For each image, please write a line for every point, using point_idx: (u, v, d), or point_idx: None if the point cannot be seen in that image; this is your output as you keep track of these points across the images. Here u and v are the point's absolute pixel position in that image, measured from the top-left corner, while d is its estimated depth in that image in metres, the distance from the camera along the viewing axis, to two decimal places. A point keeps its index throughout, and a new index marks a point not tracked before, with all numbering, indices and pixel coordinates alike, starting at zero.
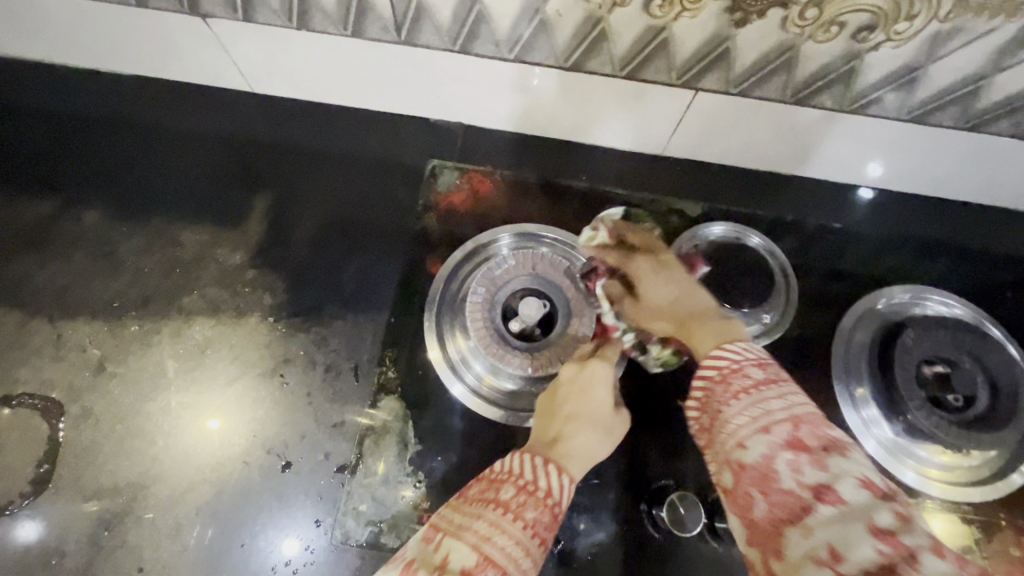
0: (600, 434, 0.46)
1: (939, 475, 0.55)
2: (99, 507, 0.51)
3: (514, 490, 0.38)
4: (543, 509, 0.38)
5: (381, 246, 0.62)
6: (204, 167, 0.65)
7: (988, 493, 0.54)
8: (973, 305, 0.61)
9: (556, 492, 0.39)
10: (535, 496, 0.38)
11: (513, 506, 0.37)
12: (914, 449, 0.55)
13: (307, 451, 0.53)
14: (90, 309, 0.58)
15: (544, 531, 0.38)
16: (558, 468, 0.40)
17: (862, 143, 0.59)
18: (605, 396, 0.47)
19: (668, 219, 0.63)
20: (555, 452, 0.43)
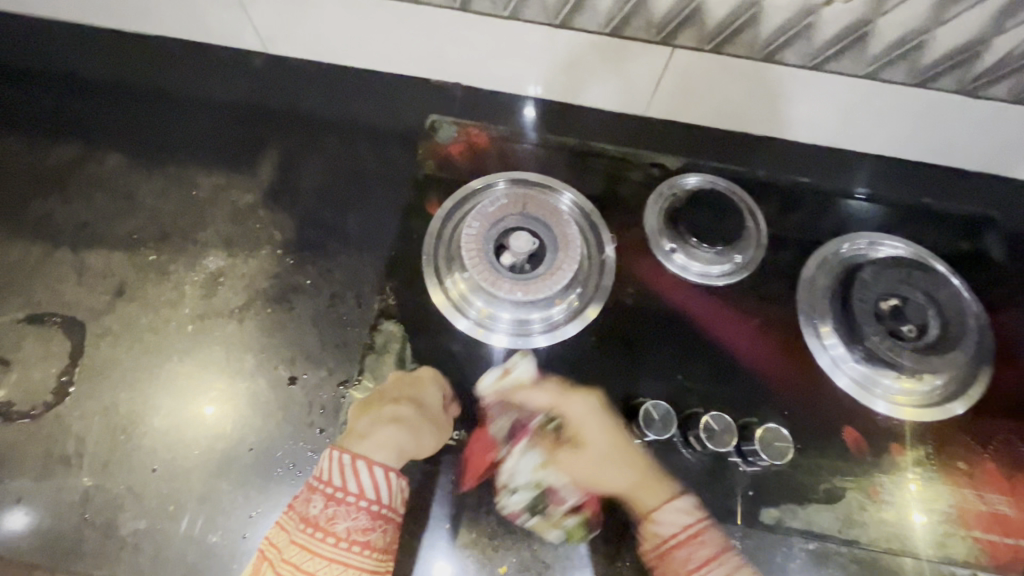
0: (415, 414, 0.54)
1: (904, 400, 0.59)
2: (117, 416, 0.55)
3: (322, 502, 0.47)
4: (356, 513, 0.47)
5: (384, 190, 0.67)
6: (220, 119, 0.70)
7: (949, 412, 0.59)
8: (926, 246, 0.67)
9: (367, 491, 0.48)
10: (344, 503, 0.47)
11: (322, 522, 0.46)
12: (881, 379, 0.59)
13: (312, 367, 0.57)
14: (110, 240, 0.62)
15: (359, 535, 0.47)
16: (365, 467, 0.49)
17: (826, 102, 0.64)
18: (431, 396, 0.56)
19: (649, 171, 0.68)
20: (364, 446, 0.51)
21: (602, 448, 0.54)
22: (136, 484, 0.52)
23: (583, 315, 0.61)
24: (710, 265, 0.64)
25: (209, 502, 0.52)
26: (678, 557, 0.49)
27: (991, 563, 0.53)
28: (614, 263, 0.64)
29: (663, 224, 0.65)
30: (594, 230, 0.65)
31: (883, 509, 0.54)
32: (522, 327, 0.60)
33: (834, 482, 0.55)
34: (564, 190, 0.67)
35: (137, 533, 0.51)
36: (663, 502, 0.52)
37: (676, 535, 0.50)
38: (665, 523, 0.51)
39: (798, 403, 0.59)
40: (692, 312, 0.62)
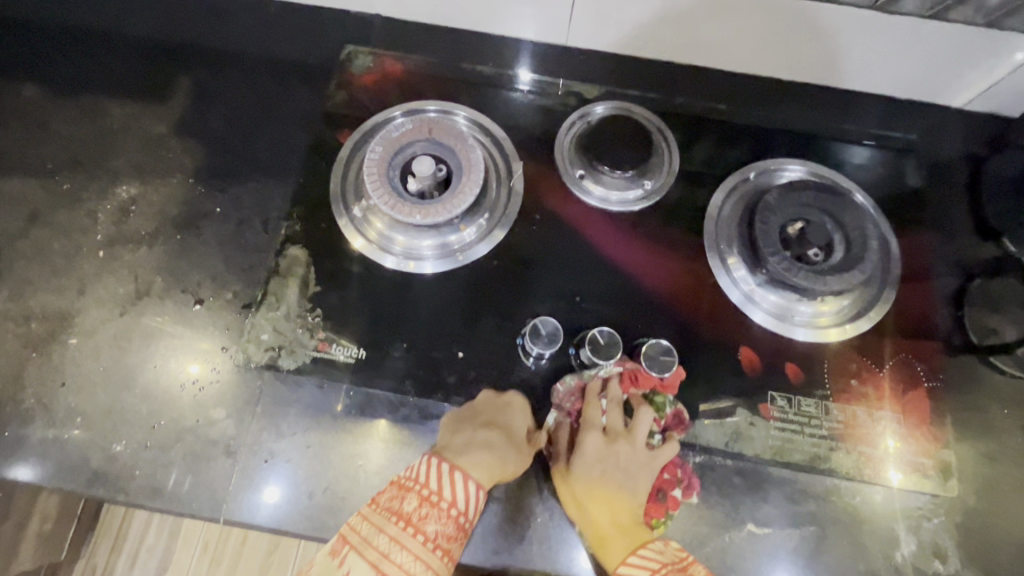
0: (503, 441, 0.53)
1: (825, 320, 0.60)
2: (27, 334, 0.57)
3: (417, 501, 0.49)
4: (446, 519, 0.49)
5: (297, 119, 0.66)
6: (131, 47, 0.69)
7: (858, 325, 0.60)
8: (822, 164, 0.67)
9: (459, 502, 0.49)
10: (436, 508, 0.49)
11: (414, 519, 0.48)
12: (796, 307, 0.60)
13: (217, 291, 0.59)
14: (24, 169, 0.63)
15: (444, 540, 0.48)
16: (461, 479, 0.49)
17: (739, 23, 0.64)
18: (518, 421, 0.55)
19: (564, 101, 0.68)
20: (463, 459, 0.51)
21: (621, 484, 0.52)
22: (46, 398, 0.55)
23: (492, 236, 0.62)
24: (620, 191, 0.63)
25: (113, 414, 0.54)
26: None
27: (872, 475, 0.54)
28: (522, 191, 0.64)
29: (574, 151, 0.64)
30: (505, 159, 0.65)
31: (773, 426, 0.55)
32: (444, 248, 0.61)
33: (724, 398, 0.56)
34: (456, 109, 0.67)
35: (47, 443, 0.53)
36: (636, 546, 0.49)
37: None
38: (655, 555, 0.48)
39: (700, 325, 0.59)
40: (596, 239, 0.62)
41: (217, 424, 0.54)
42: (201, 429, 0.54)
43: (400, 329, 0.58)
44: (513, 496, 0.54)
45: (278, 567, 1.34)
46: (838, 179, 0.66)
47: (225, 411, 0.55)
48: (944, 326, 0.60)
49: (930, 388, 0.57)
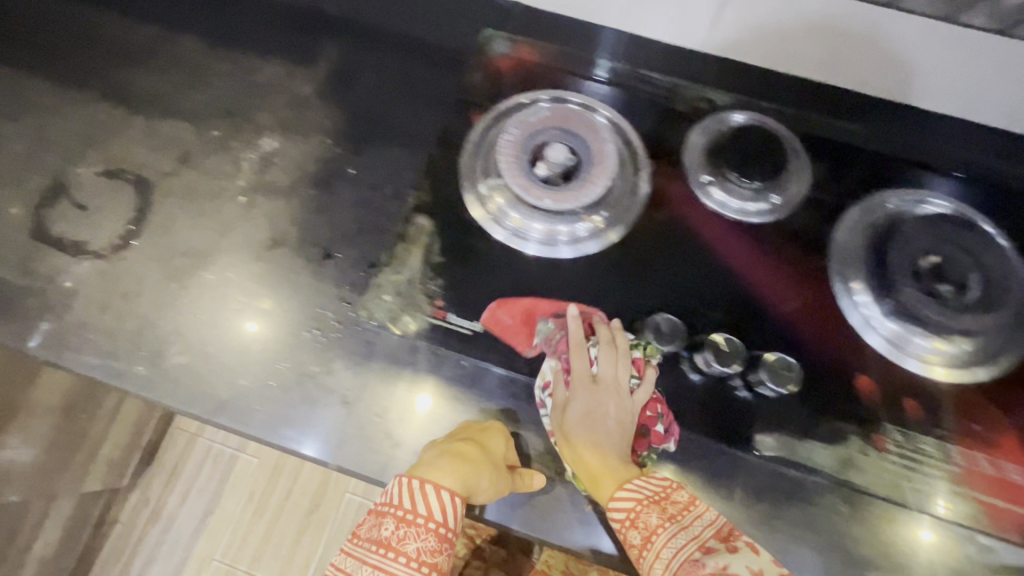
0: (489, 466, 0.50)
1: (942, 361, 0.57)
2: (170, 266, 0.60)
3: (393, 523, 0.49)
4: (427, 534, 0.49)
5: (432, 95, 0.68)
6: (284, 12, 0.72)
7: (979, 373, 0.57)
8: (966, 204, 0.64)
9: (437, 514, 0.49)
10: (413, 525, 0.49)
11: (393, 543, 0.48)
12: (913, 338, 0.58)
13: (345, 248, 0.61)
14: (180, 112, 0.67)
15: (427, 556, 0.48)
16: (433, 491, 0.49)
17: (896, 46, 0.61)
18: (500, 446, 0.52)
19: (696, 106, 0.68)
20: (434, 473, 0.50)
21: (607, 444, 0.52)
22: (183, 325, 0.58)
23: (606, 238, 0.62)
24: (746, 202, 0.63)
25: (241, 351, 0.57)
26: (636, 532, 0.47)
27: (987, 525, 0.52)
28: (649, 193, 0.64)
29: (704, 157, 0.64)
30: (633, 156, 0.65)
31: (887, 459, 0.54)
32: (551, 237, 0.61)
33: (836, 423, 0.55)
34: (600, 108, 0.67)
35: (181, 367, 0.57)
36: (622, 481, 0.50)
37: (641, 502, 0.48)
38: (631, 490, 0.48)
39: (816, 347, 0.58)
40: (715, 247, 0.62)
41: (336, 373, 0.57)
42: (321, 377, 0.57)
43: (516, 310, 0.59)
44: None
45: (316, 527, 1.39)
46: (983, 222, 0.63)
47: (346, 364, 0.57)
48: None
49: None
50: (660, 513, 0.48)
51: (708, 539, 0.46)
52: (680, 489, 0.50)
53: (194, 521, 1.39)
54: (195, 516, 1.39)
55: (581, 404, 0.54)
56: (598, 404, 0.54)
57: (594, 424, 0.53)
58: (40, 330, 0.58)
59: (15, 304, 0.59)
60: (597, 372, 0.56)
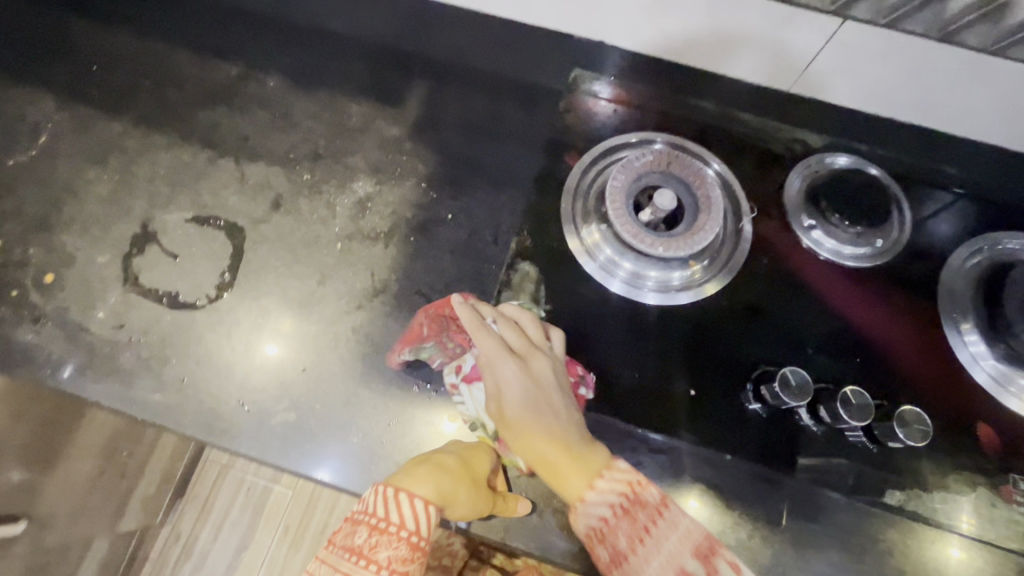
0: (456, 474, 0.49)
1: None
2: (268, 316, 0.59)
3: (367, 531, 0.46)
4: (399, 543, 0.46)
5: (524, 136, 0.68)
6: (368, 53, 0.72)
7: None
8: None
9: (409, 522, 0.47)
10: (386, 533, 0.46)
11: (365, 551, 0.46)
12: (1017, 377, 0.58)
13: (449, 296, 0.60)
14: (270, 156, 0.65)
15: (398, 564, 0.46)
16: (407, 498, 0.47)
17: (993, 93, 0.61)
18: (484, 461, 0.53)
19: (789, 147, 0.68)
20: (421, 483, 0.48)
21: (564, 428, 0.50)
22: (286, 380, 0.56)
23: (700, 292, 0.61)
24: (847, 245, 0.62)
25: (349, 406, 0.55)
26: (626, 525, 0.45)
27: None
28: (750, 238, 0.64)
29: (804, 199, 0.64)
30: (734, 200, 0.65)
31: (1016, 510, 0.53)
32: (636, 279, 0.61)
33: (961, 473, 0.55)
34: (711, 158, 0.67)
35: (286, 424, 0.55)
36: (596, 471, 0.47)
37: (624, 497, 0.46)
38: (615, 477, 0.47)
39: (933, 393, 0.58)
40: (821, 289, 0.62)
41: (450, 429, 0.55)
42: (433, 433, 0.55)
43: (627, 360, 0.58)
44: (743, 544, 0.52)
45: None
46: None
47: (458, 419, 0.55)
48: None
49: None
50: (629, 527, 0.44)
51: (685, 559, 0.43)
52: (649, 487, 0.47)
53: (227, 557, 1.34)
54: (229, 553, 1.34)
55: (519, 384, 0.52)
56: (532, 374, 0.52)
57: (534, 400, 0.51)
58: (135, 387, 0.56)
59: (108, 359, 0.57)
60: (510, 342, 0.54)
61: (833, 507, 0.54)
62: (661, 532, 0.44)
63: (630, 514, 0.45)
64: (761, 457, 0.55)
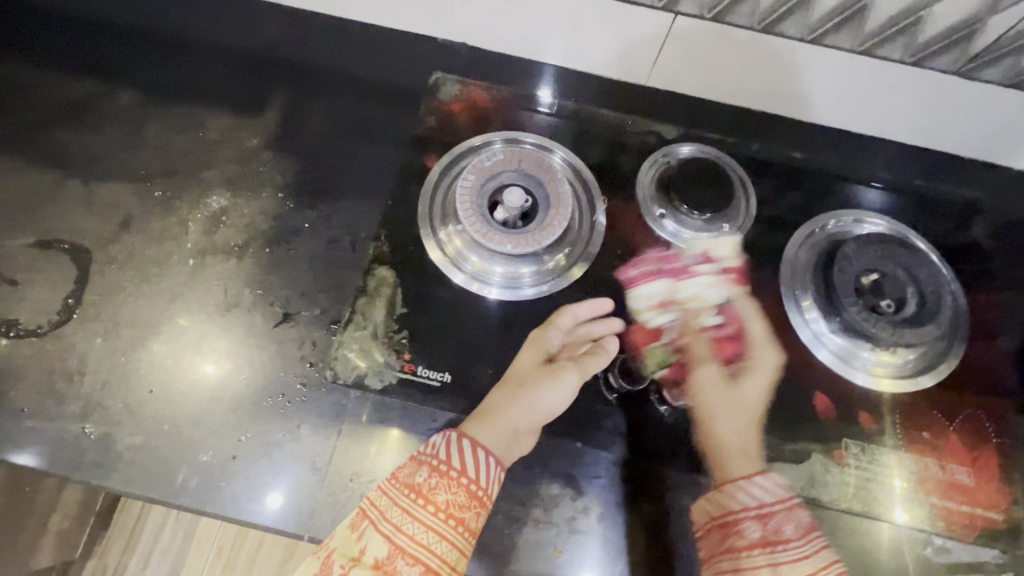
0: (552, 390, 0.55)
1: (884, 372, 0.61)
2: (117, 338, 0.57)
3: (428, 472, 0.47)
4: (456, 488, 0.47)
5: (386, 141, 0.68)
6: (227, 63, 0.70)
7: (914, 385, 0.61)
8: (902, 223, 0.69)
9: (469, 470, 0.48)
10: (446, 477, 0.47)
11: (424, 490, 0.47)
12: (856, 350, 0.61)
13: (306, 306, 0.60)
14: (120, 174, 0.64)
15: (456, 510, 0.46)
16: (468, 445, 0.49)
17: (822, 78, 0.67)
18: (533, 354, 0.58)
19: (645, 139, 0.70)
20: (470, 430, 0.51)
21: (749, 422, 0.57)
22: (134, 403, 0.55)
23: (555, 285, 0.63)
24: (698, 232, 0.65)
25: (201, 424, 0.55)
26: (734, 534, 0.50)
27: (946, 528, 0.55)
28: (604, 230, 0.66)
29: (654, 190, 0.66)
30: (588, 192, 0.67)
31: (847, 471, 0.57)
32: (513, 280, 0.62)
33: (799, 442, 0.58)
34: (557, 150, 0.68)
35: (134, 448, 0.54)
36: (752, 474, 0.53)
37: (757, 506, 0.51)
38: (769, 486, 0.52)
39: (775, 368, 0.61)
40: (672, 276, 0.64)
41: (305, 439, 0.55)
42: (288, 445, 0.55)
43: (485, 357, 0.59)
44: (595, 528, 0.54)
45: None
46: (916, 239, 0.67)
47: (312, 428, 0.55)
48: (1009, 382, 0.62)
49: (998, 444, 0.59)
50: (796, 526, 0.51)
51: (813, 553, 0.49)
52: (799, 505, 0.52)
53: None
54: None
55: (756, 385, 0.58)
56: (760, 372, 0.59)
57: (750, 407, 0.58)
58: None
59: None
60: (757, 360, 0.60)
61: (681, 485, 0.56)
62: (792, 536, 0.50)
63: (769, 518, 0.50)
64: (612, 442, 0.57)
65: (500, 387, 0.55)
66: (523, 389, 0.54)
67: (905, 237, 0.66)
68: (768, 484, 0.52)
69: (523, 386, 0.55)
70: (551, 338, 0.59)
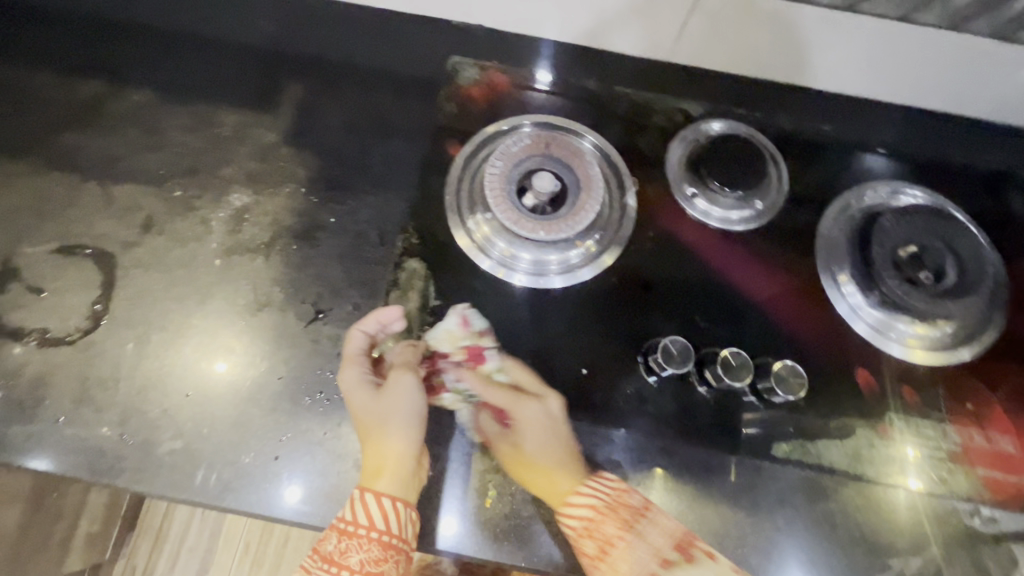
0: (403, 429, 0.52)
1: (924, 346, 0.60)
2: (148, 343, 0.56)
3: (336, 537, 0.49)
4: (369, 544, 0.49)
5: (406, 130, 0.66)
6: (236, 55, 0.68)
7: (952, 358, 0.60)
8: (939, 194, 0.68)
9: (377, 521, 0.49)
10: (356, 536, 0.49)
11: (336, 557, 0.48)
12: (894, 322, 0.60)
13: (338, 302, 0.59)
14: (137, 175, 0.62)
15: (371, 565, 0.48)
16: (372, 498, 0.49)
17: (853, 48, 0.64)
18: (360, 398, 0.53)
19: (671, 117, 0.68)
20: (375, 479, 0.50)
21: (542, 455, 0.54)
22: (171, 408, 0.54)
23: (588, 271, 0.62)
24: (730, 210, 0.64)
25: (240, 426, 0.54)
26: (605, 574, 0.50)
27: (992, 498, 0.55)
28: (635, 212, 0.64)
29: (684, 169, 0.65)
30: (617, 174, 0.65)
31: (892, 446, 0.57)
32: (538, 267, 0.61)
33: (843, 418, 0.57)
34: (583, 131, 0.67)
35: (175, 453, 0.53)
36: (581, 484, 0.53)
37: (582, 523, 0.51)
38: (594, 488, 0.52)
39: (816, 346, 0.60)
40: (707, 255, 0.63)
41: (346, 436, 0.55)
42: (329, 443, 0.54)
43: (523, 346, 0.58)
44: None
45: None
46: (955, 211, 0.66)
47: (353, 426, 0.55)
48: None
49: None
50: (616, 522, 0.51)
51: (665, 549, 0.51)
52: (632, 492, 0.53)
53: None
54: None
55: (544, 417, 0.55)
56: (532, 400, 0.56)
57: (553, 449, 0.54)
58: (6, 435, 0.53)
59: None
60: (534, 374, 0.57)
61: (728, 466, 0.56)
62: (617, 534, 0.51)
63: (631, 520, 0.51)
64: (656, 426, 0.56)
65: (363, 434, 0.53)
66: (382, 430, 0.52)
67: (944, 208, 0.65)
68: (591, 490, 0.52)
69: (385, 420, 0.52)
70: (353, 371, 0.55)
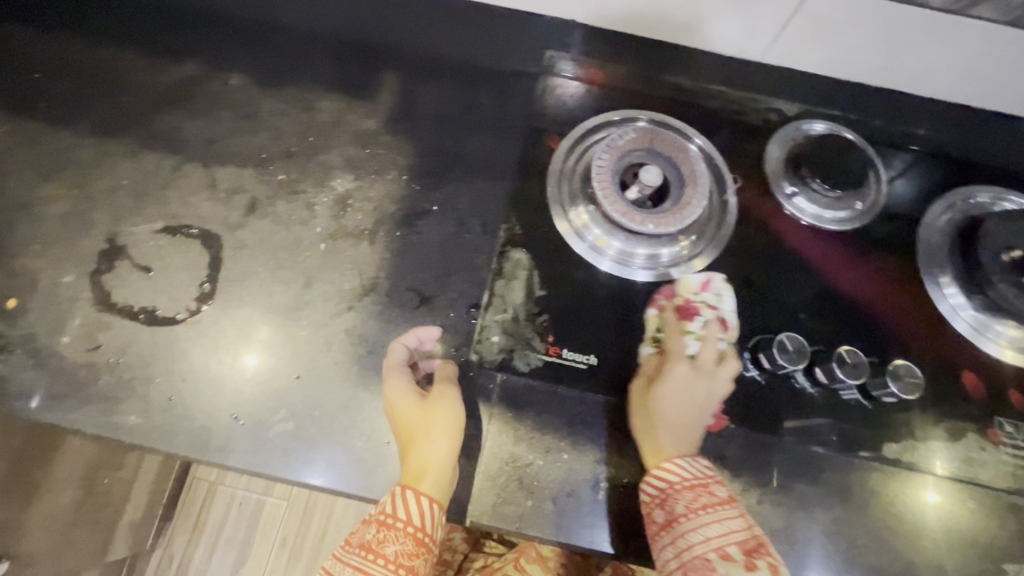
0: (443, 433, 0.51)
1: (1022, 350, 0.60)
2: (255, 324, 0.56)
3: (375, 527, 0.50)
4: (405, 539, 0.49)
5: (503, 122, 0.66)
6: (332, 43, 0.69)
7: None
8: None
9: (415, 519, 0.49)
10: (393, 529, 0.49)
11: (374, 546, 0.49)
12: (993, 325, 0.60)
13: (443, 289, 0.59)
14: (239, 158, 0.62)
15: (406, 560, 0.49)
16: (413, 497, 0.48)
17: (952, 52, 0.64)
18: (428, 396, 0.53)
19: (766, 117, 0.69)
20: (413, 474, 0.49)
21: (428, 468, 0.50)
22: (282, 389, 0.54)
23: (690, 266, 0.62)
24: (831, 209, 0.64)
25: (351, 410, 0.54)
26: None
27: None
28: (735, 210, 0.64)
29: (783, 167, 0.65)
30: (716, 171, 0.65)
31: (1002, 453, 0.56)
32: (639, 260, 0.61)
33: (951, 422, 0.57)
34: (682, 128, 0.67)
35: (286, 436, 0.53)
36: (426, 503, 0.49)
37: None
38: None
39: (920, 348, 0.60)
40: (807, 252, 0.63)
41: None
42: None
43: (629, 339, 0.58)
44: (756, 512, 0.53)
45: None
46: None
47: None
48: None
49: None
50: None
51: None
52: None
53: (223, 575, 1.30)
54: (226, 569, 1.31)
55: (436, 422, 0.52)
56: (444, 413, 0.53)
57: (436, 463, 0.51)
58: (119, 412, 0.53)
59: (85, 382, 0.54)
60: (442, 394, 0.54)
61: (838, 465, 0.55)
62: None
63: None
64: (766, 423, 0.56)
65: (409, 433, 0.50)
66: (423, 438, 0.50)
67: None
68: None
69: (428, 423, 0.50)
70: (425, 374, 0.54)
